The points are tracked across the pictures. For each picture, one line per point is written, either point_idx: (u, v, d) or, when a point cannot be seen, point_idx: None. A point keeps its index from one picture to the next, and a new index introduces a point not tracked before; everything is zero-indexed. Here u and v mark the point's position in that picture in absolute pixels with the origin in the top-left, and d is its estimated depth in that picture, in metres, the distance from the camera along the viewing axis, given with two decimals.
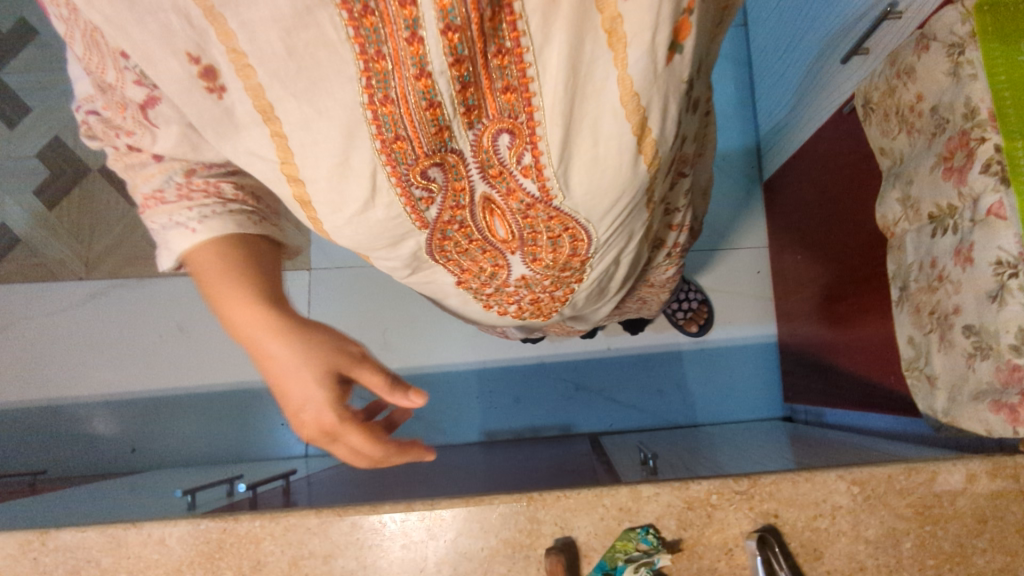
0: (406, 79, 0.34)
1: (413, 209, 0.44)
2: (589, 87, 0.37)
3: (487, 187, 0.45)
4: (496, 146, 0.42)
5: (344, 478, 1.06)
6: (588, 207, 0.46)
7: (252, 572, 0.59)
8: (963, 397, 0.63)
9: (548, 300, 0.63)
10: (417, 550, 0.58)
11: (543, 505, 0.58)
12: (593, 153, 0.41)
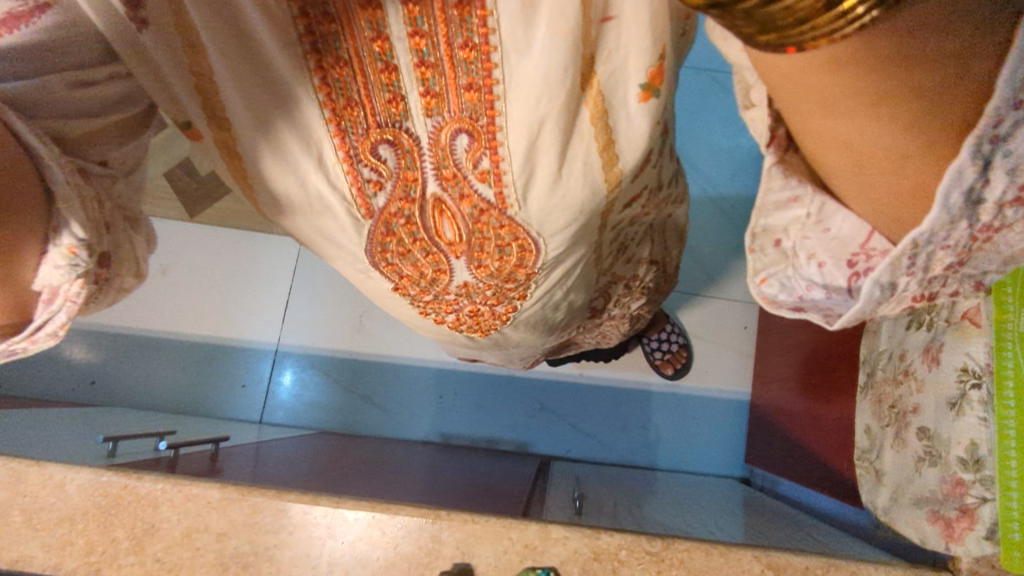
0: (362, 44, 0.34)
1: (359, 191, 0.42)
2: (562, 110, 0.36)
3: (438, 189, 0.42)
4: (453, 146, 0.39)
5: (289, 455, 1.05)
6: (541, 224, 0.44)
7: (144, 535, 0.57)
8: (905, 501, 0.62)
9: (488, 316, 0.59)
10: (312, 546, 0.56)
11: (449, 525, 0.56)
12: (556, 171, 0.40)
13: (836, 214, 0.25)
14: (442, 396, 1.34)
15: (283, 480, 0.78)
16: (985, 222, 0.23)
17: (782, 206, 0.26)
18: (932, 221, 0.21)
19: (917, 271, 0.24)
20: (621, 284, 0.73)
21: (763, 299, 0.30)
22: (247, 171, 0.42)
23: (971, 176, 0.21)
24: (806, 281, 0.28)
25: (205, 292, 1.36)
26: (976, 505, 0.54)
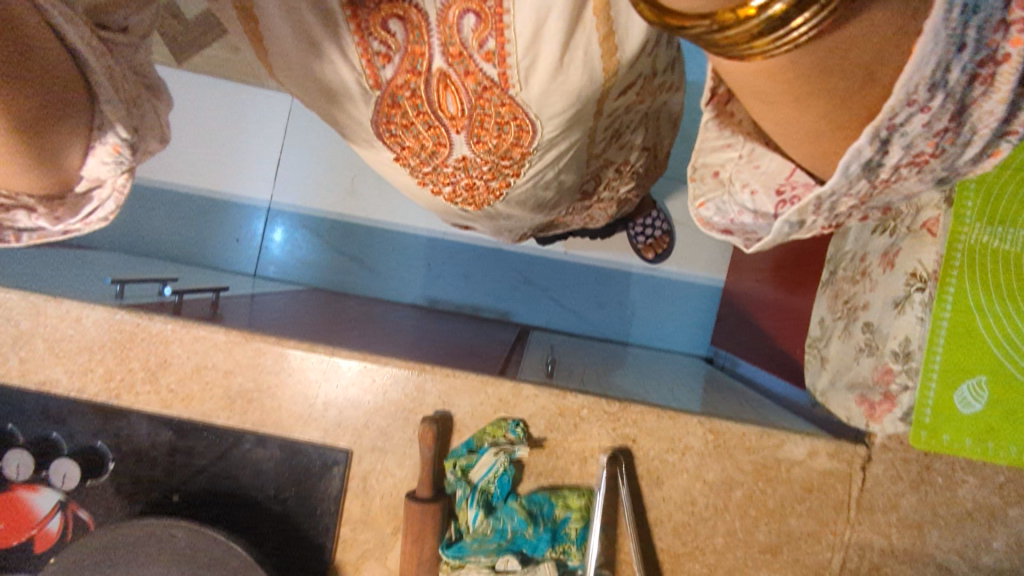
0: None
1: (369, 63, 0.44)
2: (569, 1, 0.37)
3: (444, 66, 0.43)
4: (460, 24, 0.40)
5: (286, 308, 1.11)
6: (539, 106, 0.45)
7: (158, 368, 0.63)
8: (840, 384, 0.69)
9: (483, 192, 0.57)
10: (309, 388, 0.63)
11: (432, 377, 0.63)
12: (559, 59, 0.40)
13: (764, 156, 0.28)
14: (431, 263, 1.39)
15: (282, 328, 0.85)
16: (883, 179, 0.24)
17: (717, 150, 0.30)
18: (831, 186, 0.23)
19: (823, 214, 0.26)
20: (612, 169, 0.74)
21: (698, 221, 0.31)
22: (262, 32, 0.44)
23: (869, 151, 0.22)
24: (739, 206, 0.29)
25: (196, 142, 1.35)
26: (897, 392, 0.61)
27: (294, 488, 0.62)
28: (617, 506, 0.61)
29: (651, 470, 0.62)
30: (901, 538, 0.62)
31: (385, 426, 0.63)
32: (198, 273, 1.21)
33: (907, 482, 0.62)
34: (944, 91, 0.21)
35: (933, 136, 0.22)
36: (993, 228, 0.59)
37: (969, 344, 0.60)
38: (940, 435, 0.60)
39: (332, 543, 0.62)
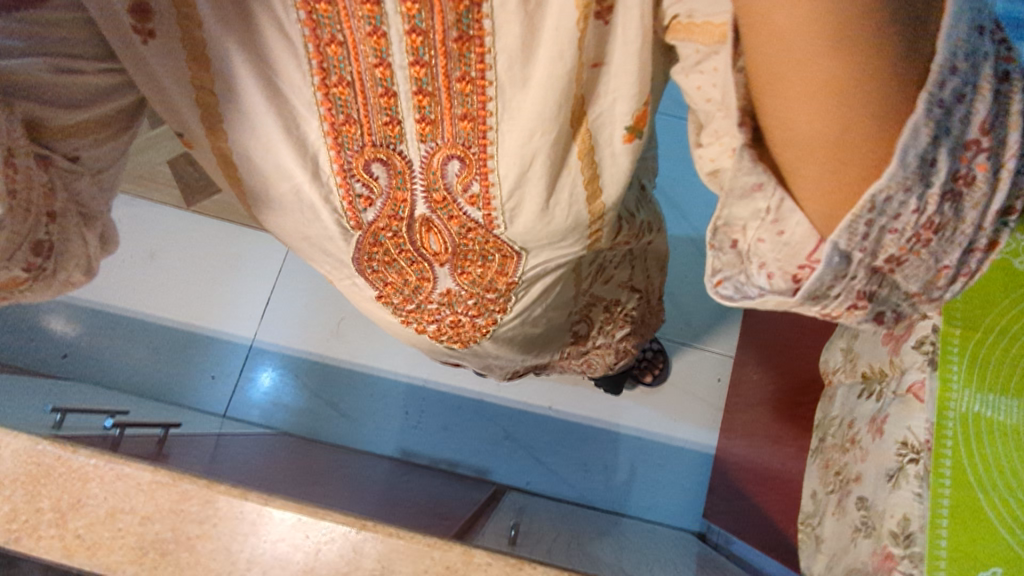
0: (365, 68, 0.40)
1: (351, 205, 0.48)
2: (552, 149, 0.43)
3: (427, 211, 0.49)
4: (445, 170, 0.46)
5: (249, 452, 1.04)
6: (527, 239, 0.50)
7: (69, 509, 0.56)
8: (836, 570, 0.62)
9: (469, 328, 0.62)
10: (234, 540, 0.56)
11: (373, 536, 0.56)
12: (544, 201, 0.47)
13: (790, 216, 0.31)
14: (409, 412, 1.33)
15: (229, 475, 0.78)
16: (924, 224, 0.30)
17: (750, 199, 0.32)
18: (889, 173, 0.28)
19: (868, 247, 0.31)
20: (602, 309, 0.75)
21: (717, 296, 0.36)
22: (240, 175, 0.49)
23: (924, 137, 0.28)
24: (755, 284, 0.35)
25: (191, 280, 1.37)
26: None
27: None
28: None
29: None
30: None
31: None
32: (157, 409, 1.16)
33: None
34: (974, 83, 0.28)
35: (917, 160, 0.28)
36: (983, 396, 0.55)
37: (980, 531, 0.52)
38: None
39: None
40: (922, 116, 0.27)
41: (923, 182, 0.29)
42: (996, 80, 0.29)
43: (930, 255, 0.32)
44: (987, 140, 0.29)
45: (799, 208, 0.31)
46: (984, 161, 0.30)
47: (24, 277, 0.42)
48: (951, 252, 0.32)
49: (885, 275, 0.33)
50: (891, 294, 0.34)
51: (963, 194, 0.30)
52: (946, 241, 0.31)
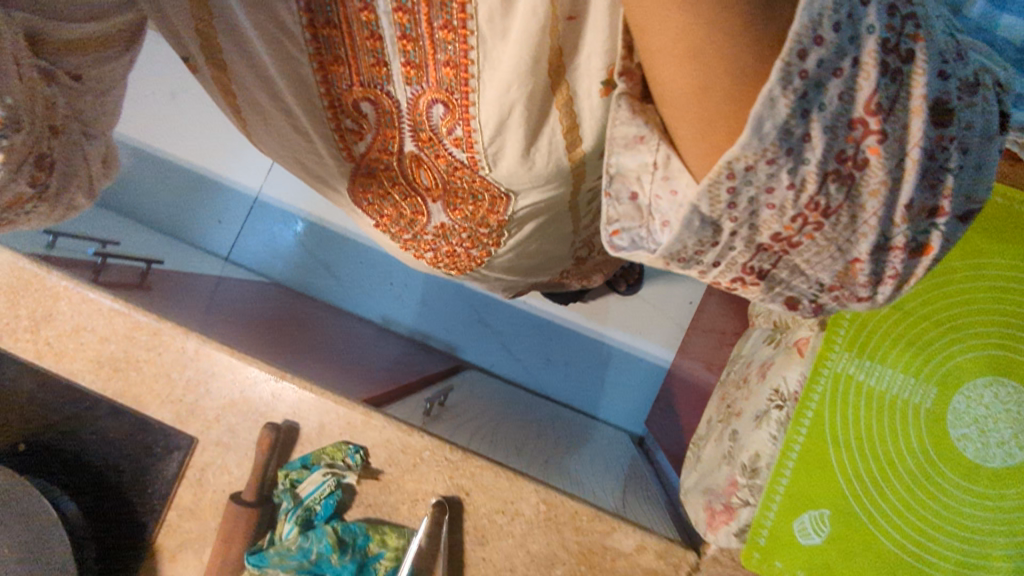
0: (350, 13, 0.40)
1: (342, 135, 0.51)
2: (529, 103, 0.42)
3: (415, 147, 0.51)
4: (430, 113, 0.46)
5: (245, 296, 1.14)
6: (507, 180, 0.50)
7: (42, 319, 0.66)
8: (699, 486, 0.69)
9: (463, 257, 0.65)
10: (174, 368, 0.65)
11: (290, 386, 0.64)
12: (525, 152, 0.46)
13: (677, 173, 0.29)
14: (394, 285, 1.41)
15: (201, 314, 0.88)
16: (810, 196, 0.27)
17: (630, 145, 0.30)
18: (744, 140, 0.25)
19: (741, 217, 0.28)
20: None
21: (611, 248, 0.33)
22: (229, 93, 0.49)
23: (783, 108, 0.25)
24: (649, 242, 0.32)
25: None
26: (738, 505, 0.61)
27: (133, 463, 0.64)
28: (435, 554, 0.60)
29: (477, 527, 0.61)
30: None
31: (235, 423, 0.64)
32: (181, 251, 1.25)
33: None
34: (853, 55, 0.24)
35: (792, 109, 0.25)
36: (858, 359, 0.60)
37: (818, 475, 0.59)
38: (773, 560, 0.58)
39: (154, 525, 0.63)
40: (777, 86, 0.24)
41: (793, 157, 0.26)
42: (882, 50, 0.25)
43: (830, 243, 0.29)
44: (878, 121, 0.26)
45: (683, 164, 0.29)
46: (876, 143, 0.26)
47: (29, 191, 0.39)
48: (857, 241, 0.29)
49: (778, 254, 0.30)
50: (795, 280, 0.31)
51: (853, 177, 0.27)
52: (849, 231, 0.28)
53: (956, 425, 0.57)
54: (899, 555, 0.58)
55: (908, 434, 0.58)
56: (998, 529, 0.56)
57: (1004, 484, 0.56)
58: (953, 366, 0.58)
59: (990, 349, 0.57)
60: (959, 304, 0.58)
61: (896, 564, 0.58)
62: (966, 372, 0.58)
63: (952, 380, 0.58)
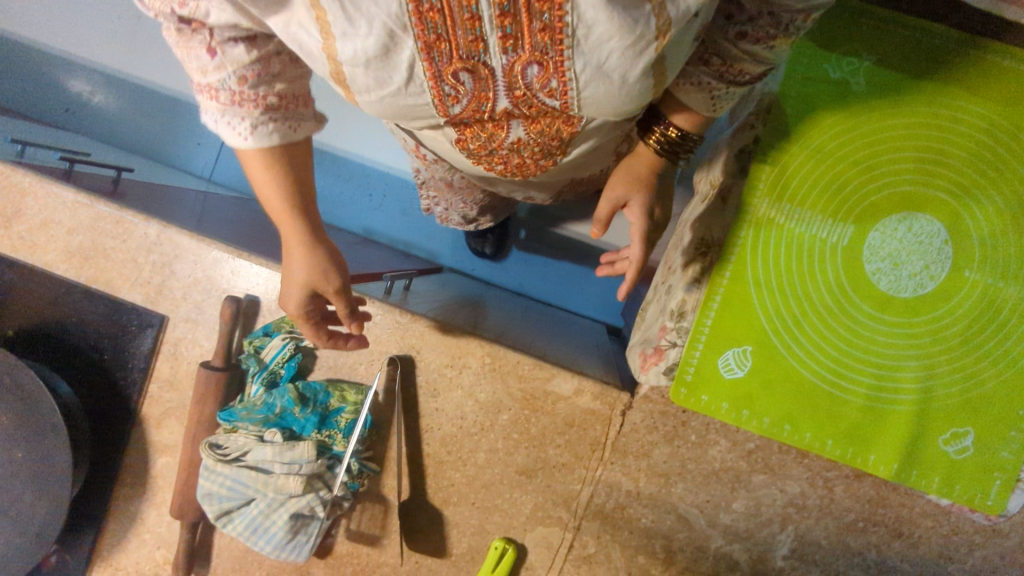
0: (452, 1, 0.37)
1: (440, 102, 0.45)
2: (626, 40, 0.40)
3: (508, 106, 0.47)
4: (524, 73, 0.43)
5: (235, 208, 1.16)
6: (594, 115, 0.49)
7: (11, 216, 0.71)
8: (639, 335, 0.73)
9: (532, 164, 0.61)
10: (138, 254, 0.70)
11: (247, 263, 0.68)
12: (618, 86, 0.45)
13: None
14: (372, 195, 1.41)
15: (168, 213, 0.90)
16: None
17: None
18: None
19: None
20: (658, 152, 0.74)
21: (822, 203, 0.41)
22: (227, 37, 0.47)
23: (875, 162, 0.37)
24: None
25: None
26: (667, 346, 0.65)
27: (110, 343, 0.70)
28: (393, 409, 0.67)
29: (428, 380, 0.67)
30: (647, 484, 0.65)
31: (201, 300, 0.69)
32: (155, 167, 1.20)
33: (662, 434, 0.65)
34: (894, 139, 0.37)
35: None
36: (778, 204, 0.62)
37: (739, 315, 0.63)
38: (699, 395, 0.63)
39: (138, 395, 0.70)
40: None
41: None
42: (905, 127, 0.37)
43: None
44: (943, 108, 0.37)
45: None
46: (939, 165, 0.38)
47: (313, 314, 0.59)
48: None
49: None
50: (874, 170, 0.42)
51: None
52: None
53: (871, 260, 0.62)
54: (816, 383, 0.63)
55: (826, 273, 0.62)
56: (906, 353, 0.62)
57: (915, 312, 0.61)
58: (871, 205, 0.61)
59: (906, 187, 0.61)
60: (880, 145, 0.61)
61: (813, 391, 0.63)
62: (884, 209, 0.61)
63: (869, 219, 0.61)
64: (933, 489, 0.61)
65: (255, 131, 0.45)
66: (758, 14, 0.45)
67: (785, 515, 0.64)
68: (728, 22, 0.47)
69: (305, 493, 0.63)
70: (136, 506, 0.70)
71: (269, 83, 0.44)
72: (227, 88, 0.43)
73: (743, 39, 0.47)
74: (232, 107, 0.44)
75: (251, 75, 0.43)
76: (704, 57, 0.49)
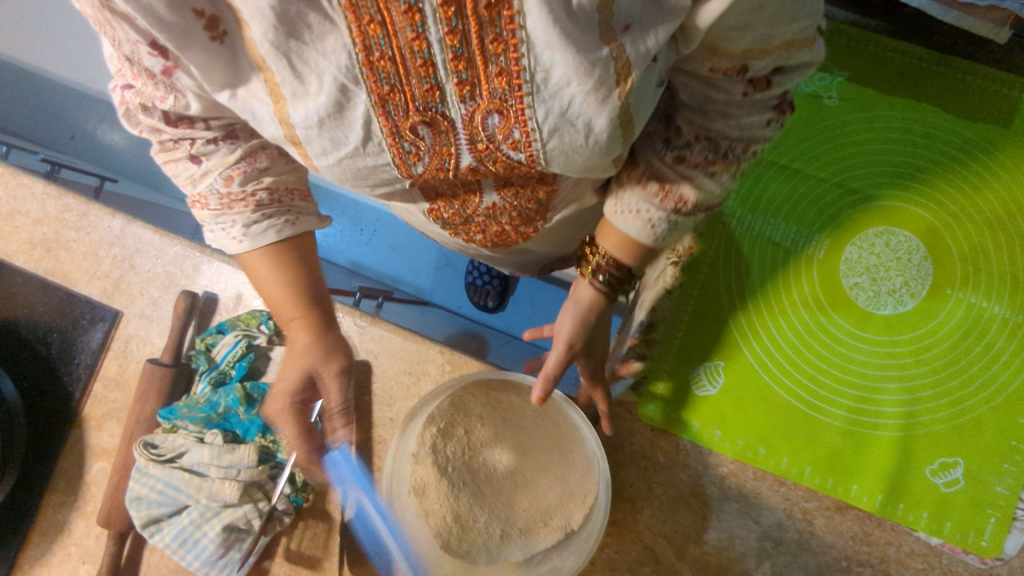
0: (402, 44, 0.34)
1: (400, 160, 0.43)
2: (590, 83, 0.36)
3: (472, 160, 0.43)
4: (485, 125, 0.40)
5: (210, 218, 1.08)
6: (566, 171, 0.45)
7: None
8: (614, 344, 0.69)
9: (512, 232, 0.64)
10: (101, 247, 0.71)
11: (207, 260, 0.69)
12: (583, 138, 0.40)
13: None
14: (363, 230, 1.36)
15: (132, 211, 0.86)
16: None
17: None
18: None
19: None
20: None
21: None
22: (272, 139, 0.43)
23: None
24: None
25: None
26: (633, 360, 0.61)
27: (60, 335, 0.69)
28: (345, 416, 0.64)
29: (384, 387, 0.64)
30: (613, 509, 0.58)
31: (158, 296, 0.69)
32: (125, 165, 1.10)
33: (629, 453, 0.59)
34: None
35: None
36: (751, 215, 0.62)
37: (711, 326, 0.61)
38: (667, 412, 0.59)
39: (82, 393, 0.67)
40: None
41: None
42: None
43: None
44: None
45: None
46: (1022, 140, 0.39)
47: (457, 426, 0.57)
48: None
49: None
50: None
51: None
52: None
53: (847, 275, 0.59)
54: (791, 403, 0.59)
55: (801, 286, 0.60)
56: (887, 373, 0.58)
57: (896, 331, 0.58)
58: (846, 219, 0.60)
59: (881, 201, 0.60)
60: (853, 162, 0.62)
61: (791, 413, 0.59)
62: (859, 224, 0.60)
63: (845, 233, 0.60)
64: (921, 525, 0.55)
65: (246, 229, 0.50)
66: (695, 138, 0.43)
67: (761, 550, 0.56)
68: (666, 146, 0.45)
69: (241, 503, 0.59)
70: (65, 515, 0.65)
71: (257, 177, 0.49)
72: (228, 225, 0.50)
73: (681, 163, 0.45)
74: (224, 211, 0.49)
75: (238, 174, 0.47)
76: (643, 176, 0.47)
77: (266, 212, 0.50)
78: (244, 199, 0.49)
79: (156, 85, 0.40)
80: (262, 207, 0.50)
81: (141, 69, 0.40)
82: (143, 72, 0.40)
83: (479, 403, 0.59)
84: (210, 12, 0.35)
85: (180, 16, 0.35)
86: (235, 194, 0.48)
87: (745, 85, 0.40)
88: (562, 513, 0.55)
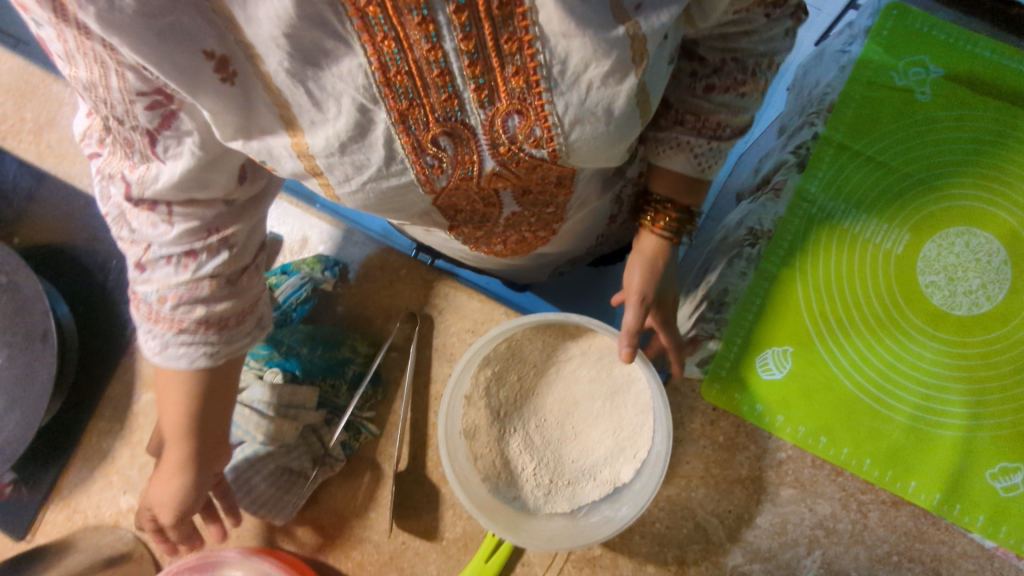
0: (417, 57, 0.31)
1: (424, 177, 0.37)
2: (614, 65, 0.32)
3: (498, 169, 0.38)
4: (509, 130, 0.35)
5: None
6: (586, 163, 0.40)
7: (46, 124, 0.73)
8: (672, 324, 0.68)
9: (529, 238, 0.57)
10: None
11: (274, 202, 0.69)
12: (606, 126, 0.36)
13: None
14: None
15: None
16: None
17: None
18: None
19: None
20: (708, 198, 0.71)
21: None
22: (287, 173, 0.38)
23: None
24: None
25: None
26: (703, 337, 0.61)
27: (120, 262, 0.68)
28: (403, 367, 0.63)
29: (446, 343, 0.63)
30: (666, 484, 0.58)
31: None
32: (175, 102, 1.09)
33: (686, 430, 0.59)
34: None
35: None
36: (835, 203, 0.61)
37: (784, 312, 0.60)
38: (731, 393, 0.59)
39: None
40: None
41: None
42: None
43: None
44: None
45: None
46: None
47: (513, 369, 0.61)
48: None
49: None
50: None
51: None
52: None
53: (924, 272, 0.59)
54: (857, 395, 0.58)
55: (877, 279, 0.60)
56: (956, 374, 0.58)
57: (968, 332, 0.58)
58: (928, 217, 0.60)
59: (964, 201, 0.60)
60: (940, 161, 0.61)
61: (856, 405, 0.58)
62: (941, 223, 0.60)
63: (926, 229, 0.60)
64: (977, 526, 0.55)
65: (165, 349, 0.43)
66: (723, 62, 0.42)
67: (812, 538, 0.56)
68: (693, 79, 0.43)
69: (297, 445, 0.59)
70: (110, 443, 0.64)
71: (191, 305, 0.42)
72: (155, 338, 0.43)
73: (713, 92, 0.42)
74: (153, 320, 0.43)
75: (173, 296, 0.42)
76: (676, 118, 0.44)
77: (188, 339, 0.43)
78: (171, 321, 0.42)
79: (130, 154, 0.38)
80: (183, 331, 0.43)
81: (121, 137, 0.37)
82: (121, 141, 0.37)
83: (536, 350, 0.61)
84: (221, 53, 0.31)
85: (189, 56, 0.31)
86: (162, 316, 0.42)
87: (766, 7, 0.40)
88: (611, 468, 0.58)
